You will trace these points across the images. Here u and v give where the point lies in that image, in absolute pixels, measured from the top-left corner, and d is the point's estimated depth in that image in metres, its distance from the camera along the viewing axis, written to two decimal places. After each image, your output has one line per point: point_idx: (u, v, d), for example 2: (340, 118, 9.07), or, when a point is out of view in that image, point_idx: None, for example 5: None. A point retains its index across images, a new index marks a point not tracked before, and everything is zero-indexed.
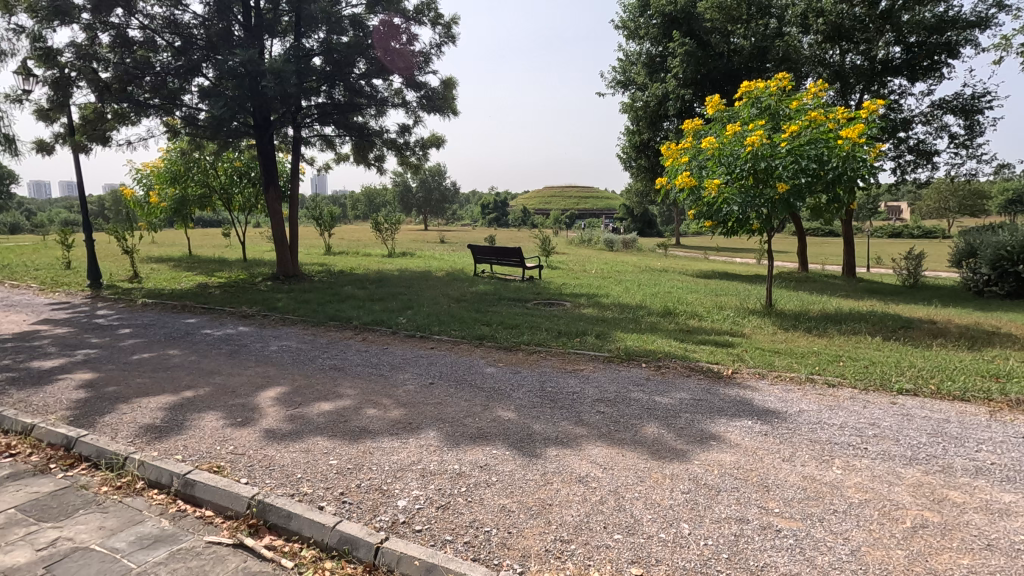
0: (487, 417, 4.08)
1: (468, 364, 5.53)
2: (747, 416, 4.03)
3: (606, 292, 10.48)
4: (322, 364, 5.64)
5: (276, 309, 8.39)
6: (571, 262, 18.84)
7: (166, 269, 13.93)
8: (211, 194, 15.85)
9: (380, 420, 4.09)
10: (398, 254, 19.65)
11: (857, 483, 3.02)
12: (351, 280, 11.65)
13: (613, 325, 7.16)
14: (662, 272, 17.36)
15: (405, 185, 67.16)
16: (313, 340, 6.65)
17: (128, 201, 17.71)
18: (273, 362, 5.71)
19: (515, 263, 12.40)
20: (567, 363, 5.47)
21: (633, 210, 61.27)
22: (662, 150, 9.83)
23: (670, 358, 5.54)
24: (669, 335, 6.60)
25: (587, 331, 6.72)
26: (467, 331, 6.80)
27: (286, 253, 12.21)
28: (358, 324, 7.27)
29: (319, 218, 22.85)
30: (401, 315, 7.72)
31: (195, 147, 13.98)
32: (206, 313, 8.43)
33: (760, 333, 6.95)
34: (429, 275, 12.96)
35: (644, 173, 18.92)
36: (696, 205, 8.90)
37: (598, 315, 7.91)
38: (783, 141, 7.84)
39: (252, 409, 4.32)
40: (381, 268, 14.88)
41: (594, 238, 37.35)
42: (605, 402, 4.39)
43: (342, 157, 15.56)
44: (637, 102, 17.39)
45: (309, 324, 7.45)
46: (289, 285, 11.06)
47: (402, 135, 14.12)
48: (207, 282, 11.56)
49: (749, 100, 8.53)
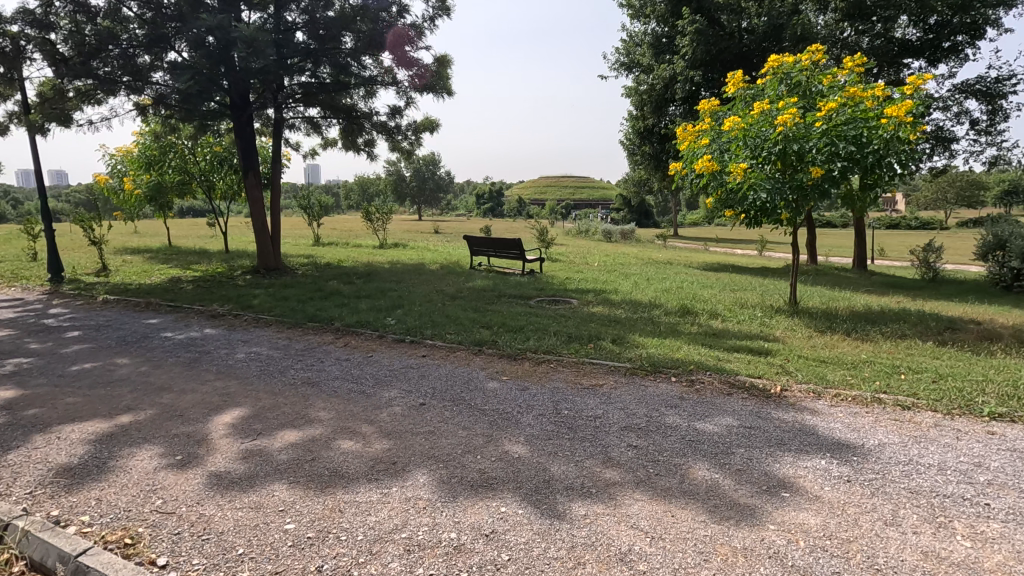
0: (491, 454, 3.25)
1: (467, 378, 4.70)
2: (817, 451, 3.23)
3: (614, 287, 9.66)
4: (294, 377, 4.78)
5: (250, 308, 7.52)
6: (571, 254, 18.00)
7: (139, 261, 12.98)
8: (189, 180, 14.86)
9: (358, 458, 3.24)
10: (390, 245, 18.74)
11: (1000, 565, 2.23)
12: (337, 274, 10.76)
13: (629, 328, 6.35)
14: (666, 265, 16.58)
15: (398, 174, 66.04)
16: (288, 345, 5.79)
17: (102, 189, 16.68)
18: (236, 375, 4.84)
19: (515, 255, 11.57)
20: (583, 377, 4.64)
21: (631, 200, 60.45)
22: (677, 132, 8.99)
23: (703, 371, 4.73)
24: (694, 340, 5.79)
25: (601, 336, 5.90)
26: (465, 335, 5.97)
27: (267, 244, 11.31)
28: (341, 326, 6.42)
29: (308, 207, 21.93)
30: (390, 315, 6.87)
31: (170, 129, 12.98)
32: (172, 312, 7.55)
33: (795, 337, 6.15)
34: (423, 268, 12.08)
35: (649, 161, 18.07)
36: (716, 192, 8.02)
37: (609, 315, 7.08)
38: (817, 121, 7.03)
39: (198, 442, 3.47)
40: (371, 261, 13.95)
41: (592, 229, 36.53)
42: (636, 431, 3.57)
43: (329, 142, 14.59)
44: (642, 85, 16.52)
45: (285, 326, 6.58)
46: (269, 279, 10.17)
47: (393, 118, 13.18)
48: (179, 276, 10.64)
49: (777, 76, 7.70)
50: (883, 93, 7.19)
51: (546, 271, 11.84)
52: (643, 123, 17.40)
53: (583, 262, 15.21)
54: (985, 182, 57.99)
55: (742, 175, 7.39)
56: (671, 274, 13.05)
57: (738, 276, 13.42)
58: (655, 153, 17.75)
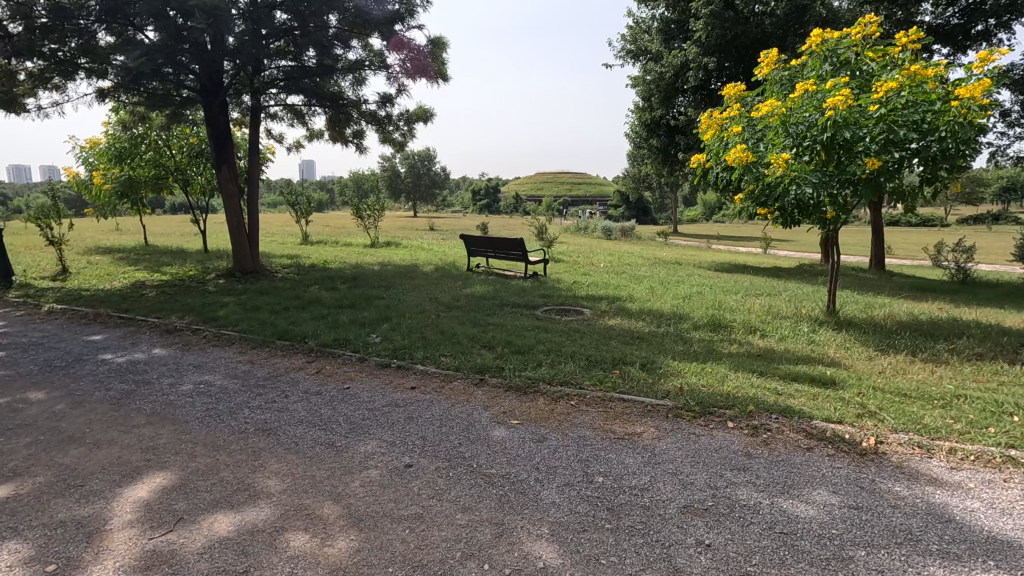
0: (503, 563, 2.25)
1: (467, 423, 3.68)
2: (974, 559, 2.24)
3: (629, 293, 8.69)
4: (247, 421, 3.77)
5: (213, 321, 6.48)
6: (575, 254, 17.02)
7: (105, 263, 11.90)
8: (164, 175, 13.75)
9: (311, 568, 2.25)
10: (382, 244, 17.72)
11: None
12: (320, 278, 9.72)
13: (657, 348, 5.36)
14: (675, 265, 15.66)
15: (393, 170, 64.93)
16: (247, 373, 4.75)
17: (71, 184, 15.55)
18: (172, 418, 3.81)
19: (517, 256, 10.57)
20: (616, 422, 3.64)
21: (629, 197, 59.55)
22: (701, 119, 8.08)
23: (766, 413, 3.73)
24: (739, 366, 4.80)
25: (626, 360, 4.90)
26: (463, 358, 4.95)
27: (243, 245, 10.28)
28: (315, 345, 5.39)
29: (296, 203, 20.83)
30: (376, 331, 5.86)
31: (140, 118, 11.88)
32: (121, 326, 6.49)
33: (854, 359, 5.18)
34: (416, 270, 11.04)
35: (656, 155, 17.09)
36: (748, 187, 7.02)
37: (631, 330, 6.09)
38: (872, 105, 6.05)
39: (89, 536, 2.46)
40: (360, 262, 12.89)
41: (592, 226, 35.60)
42: (703, 517, 2.58)
43: (314, 133, 13.51)
44: (650, 74, 15.54)
45: (249, 346, 5.54)
46: (243, 284, 9.11)
47: (384, 107, 12.10)
48: (144, 280, 9.60)
49: (822, 54, 6.74)
50: (947, 72, 6.21)
51: (550, 274, 10.84)
52: (650, 114, 16.42)
53: (588, 262, 14.22)
54: (985, 178, 57.54)
55: (782, 169, 6.37)
56: (685, 275, 12.10)
57: (756, 278, 12.49)
58: (663, 147, 16.76)
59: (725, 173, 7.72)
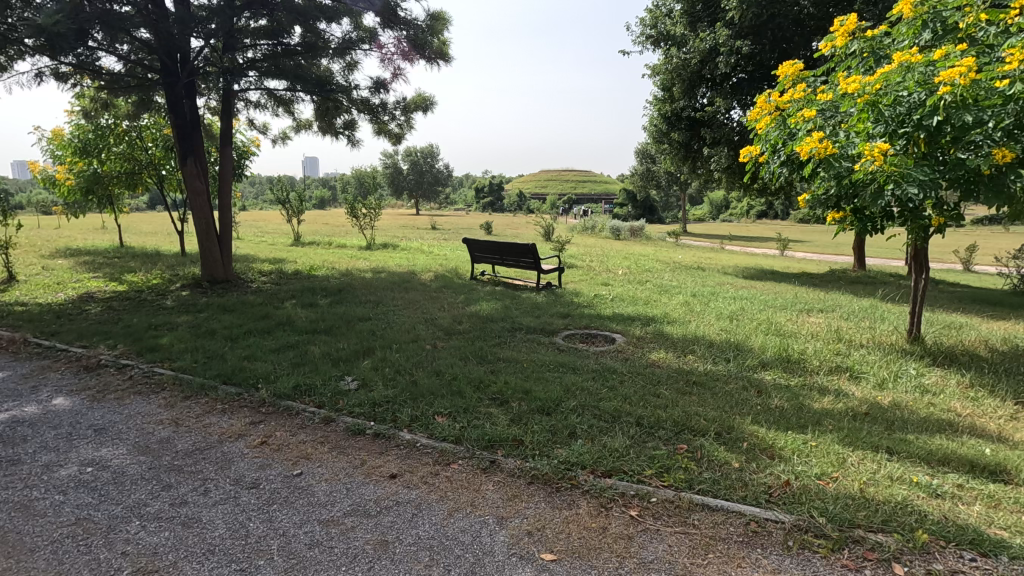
0: None
1: (473, 562, 2.30)
2: None
3: (664, 312, 7.33)
4: (129, 551, 2.39)
5: (150, 354, 5.09)
6: (587, 258, 15.65)
7: (63, 269, 10.54)
8: (136, 171, 12.43)
9: None
10: (378, 246, 16.39)
11: None
12: (300, 289, 8.38)
13: (727, 404, 4.01)
14: (699, 271, 14.28)
15: (394, 167, 63.68)
16: (163, 445, 3.37)
17: (38, 179, 14.20)
18: (12, 543, 2.44)
19: (529, 264, 9.22)
20: (710, 559, 2.30)
21: (635, 196, 57.98)
22: (757, 104, 6.74)
23: (947, 545, 2.35)
24: (853, 436, 3.42)
25: (692, 428, 3.54)
26: (466, 421, 3.59)
27: (213, 250, 8.93)
28: (269, 396, 4.05)
29: (287, 201, 19.47)
30: (353, 372, 4.50)
31: (102, 106, 10.51)
32: (31, 359, 5.10)
33: (999, 422, 3.82)
34: (413, 279, 9.68)
35: (676, 150, 15.70)
36: (823, 186, 5.65)
37: (685, 372, 4.73)
38: (1001, 80, 4.63)
39: None
40: (350, 268, 11.49)
41: (599, 225, 34.24)
42: None
43: (302, 124, 12.17)
44: (673, 61, 14.18)
45: (182, 395, 4.17)
46: (209, 298, 7.77)
47: (377, 94, 10.73)
48: (93, 292, 8.23)
49: (923, 18, 5.35)
50: None
51: (566, 285, 9.48)
52: (670, 106, 15.01)
53: (605, 269, 12.84)
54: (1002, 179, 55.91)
55: (876, 162, 4.99)
56: (716, 285, 10.73)
57: (796, 289, 11.10)
58: (684, 142, 15.38)
59: (788, 167, 6.34)
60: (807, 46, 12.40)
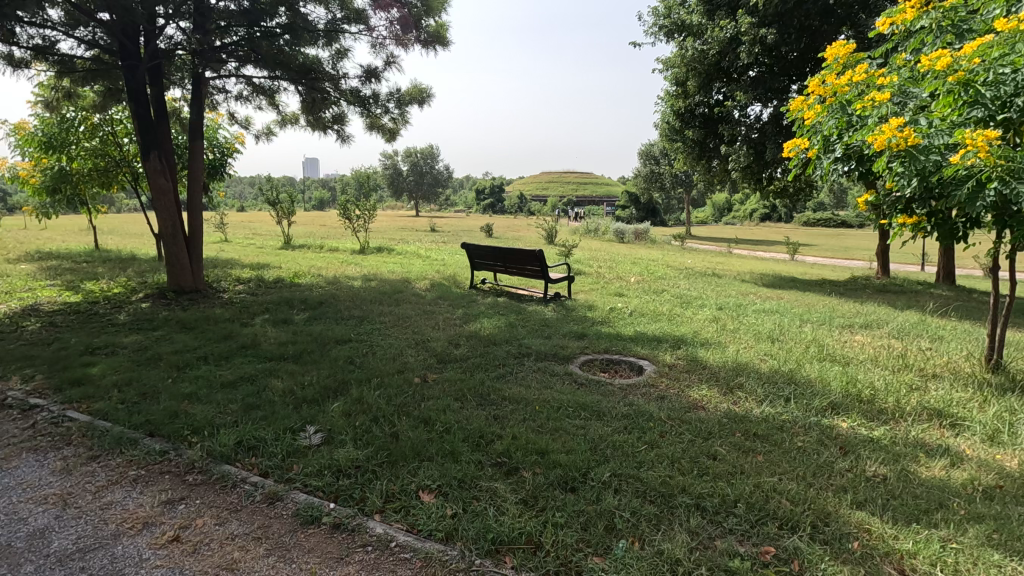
0: None
1: None
2: None
3: (694, 331, 6.33)
4: None
5: (70, 389, 4.09)
6: (595, 264, 14.66)
7: (19, 275, 9.52)
8: (108, 167, 11.44)
9: None
10: (372, 250, 15.40)
11: None
12: (278, 301, 7.39)
13: (809, 471, 3.02)
14: (716, 278, 13.27)
15: (394, 168, 62.61)
16: (30, 545, 2.38)
17: (5, 177, 13.19)
18: None
19: (535, 273, 8.24)
20: None
21: (638, 198, 56.90)
22: (809, 88, 5.76)
23: None
24: (1008, 533, 2.43)
25: (774, 516, 2.55)
26: (461, 505, 2.60)
27: (182, 256, 7.96)
28: (201, 458, 3.06)
29: (277, 202, 18.47)
30: (318, 420, 3.50)
31: (65, 95, 9.53)
32: None
33: None
34: (407, 289, 8.68)
35: (690, 149, 14.73)
36: (898, 184, 4.66)
37: (740, 420, 3.74)
38: None
39: None
40: (339, 275, 10.49)
41: (602, 228, 33.26)
42: None
43: (288, 118, 11.20)
44: (688, 52, 13.20)
45: (90, 453, 3.18)
46: (170, 312, 6.78)
47: (368, 83, 9.78)
48: (41, 303, 7.25)
49: None
50: None
51: (576, 296, 8.47)
52: (684, 102, 14.20)
53: (616, 276, 11.86)
54: None
55: (979, 154, 3.99)
56: (741, 296, 9.72)
57: (828, 300, 10.09)
58: (699, 140, 14.40)
59: (846, 163, 5.37)
60: (836, 35, 11.41)
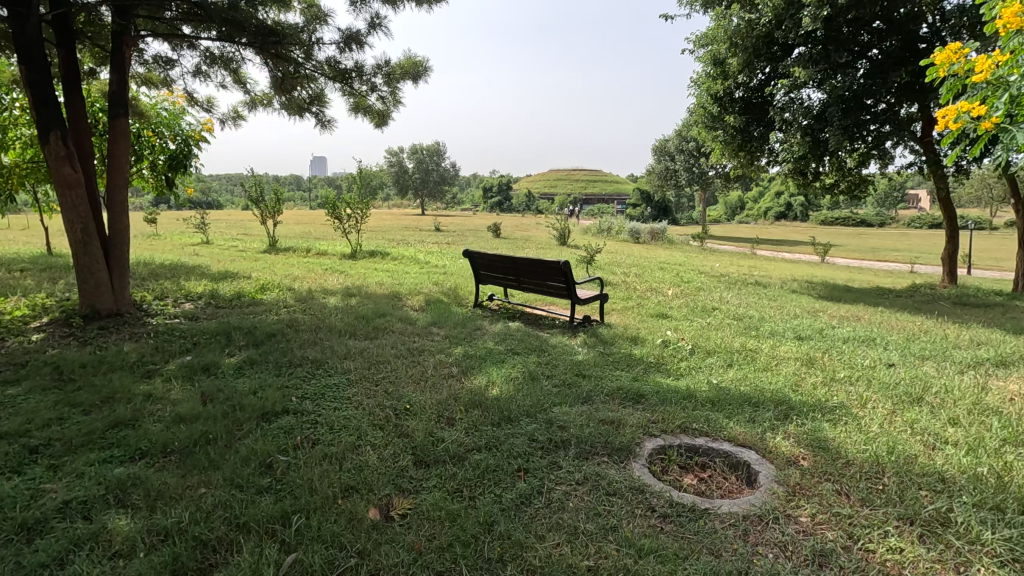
0: None
1: None
2: None
3: (795, 385, 4.39)
4: None
5: None
6: (620, 271, 12.73)
7: None
8: None
9: None
10: (365, 254, 13.52)
11: None
12: (218, 330, 5.52)
13: None
14: (764, 289, 11.28)
15: (399, 166, 60.71)
16: None
17: None
18: None
19: (558, 290, 6.32)
20: None
21: (651, 196, 54.54)
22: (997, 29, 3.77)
23: None
24: None
25: None
26: None
27: (98, 271, 6.13)
28: None
29: (262, 200, 16.61)
30: None
31: None
32: None
33: None
34: (393, 309, 6.79)
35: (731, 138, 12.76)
36: None
37: None
38: None
39: None
40: (315, 287, 8.62)
41: (617, 228, 31.21)
42: None
43: (257, 99, 9.34)
44: (734, 23, 11.26)
45: None
46: (60, 350, 4.92)
47: (350, 50, 7.88)
48: None
49: None
50: None
51: (611, 320, 6.53)
52: (722, 85, 12.43)
53: (650, 288, 9.90)
54: None
55: None
56: (815, 317, 7.75)
57: (921, 321, 8.08)
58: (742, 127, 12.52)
59: None
60: None
